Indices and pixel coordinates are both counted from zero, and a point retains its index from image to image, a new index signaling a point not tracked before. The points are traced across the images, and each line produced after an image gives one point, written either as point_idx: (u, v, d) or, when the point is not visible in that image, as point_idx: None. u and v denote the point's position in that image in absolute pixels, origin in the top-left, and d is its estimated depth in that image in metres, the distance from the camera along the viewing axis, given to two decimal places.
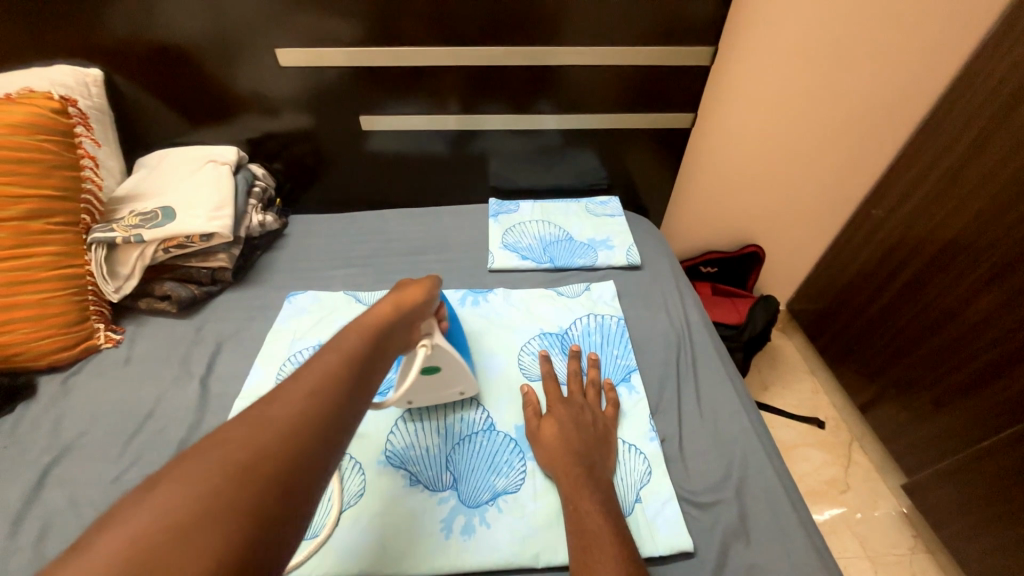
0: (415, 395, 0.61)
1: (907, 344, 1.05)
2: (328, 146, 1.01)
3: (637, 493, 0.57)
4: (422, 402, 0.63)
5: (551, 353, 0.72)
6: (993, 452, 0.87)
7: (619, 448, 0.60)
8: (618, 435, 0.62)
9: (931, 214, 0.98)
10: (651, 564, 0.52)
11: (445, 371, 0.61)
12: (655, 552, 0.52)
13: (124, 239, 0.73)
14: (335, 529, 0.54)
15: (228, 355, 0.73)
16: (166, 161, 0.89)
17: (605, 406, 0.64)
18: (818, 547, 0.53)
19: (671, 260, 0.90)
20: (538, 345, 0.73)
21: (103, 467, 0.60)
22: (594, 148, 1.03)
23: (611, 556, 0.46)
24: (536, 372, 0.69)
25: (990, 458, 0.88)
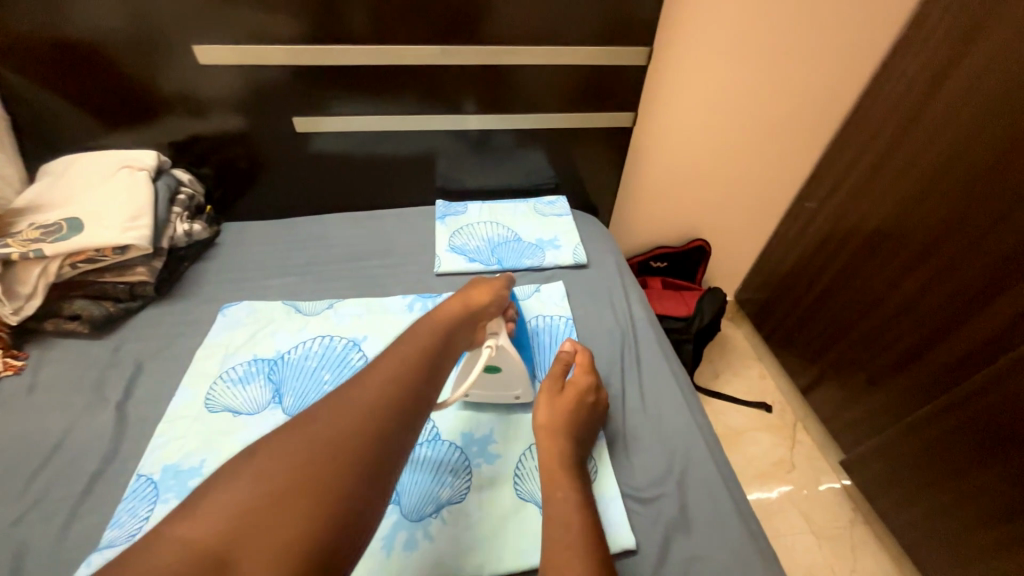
0: (475, 390, 0.63)
1: (841, 329, 1.12)
2: (263, 148, 0.95)
3: None
4: (478, 397, 0.64)
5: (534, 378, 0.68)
6: (919, 425, 0.94)
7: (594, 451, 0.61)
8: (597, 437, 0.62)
9: (857, 207, 1.04)
10: None
11: (506, 371, 0.63)
12: None
13: (22, 255, 0.66)
14: None
15: (150, 375, 0.67)
16: (75, 167, 0.81)
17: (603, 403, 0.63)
18: (754, 532, 0.55)
19: (617, 257, 0.91)
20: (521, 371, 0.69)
21: (3, 510, 0.53)
22: (542, 148, 1.03)
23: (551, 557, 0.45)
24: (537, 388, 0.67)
25: (916, 432, 0.95)
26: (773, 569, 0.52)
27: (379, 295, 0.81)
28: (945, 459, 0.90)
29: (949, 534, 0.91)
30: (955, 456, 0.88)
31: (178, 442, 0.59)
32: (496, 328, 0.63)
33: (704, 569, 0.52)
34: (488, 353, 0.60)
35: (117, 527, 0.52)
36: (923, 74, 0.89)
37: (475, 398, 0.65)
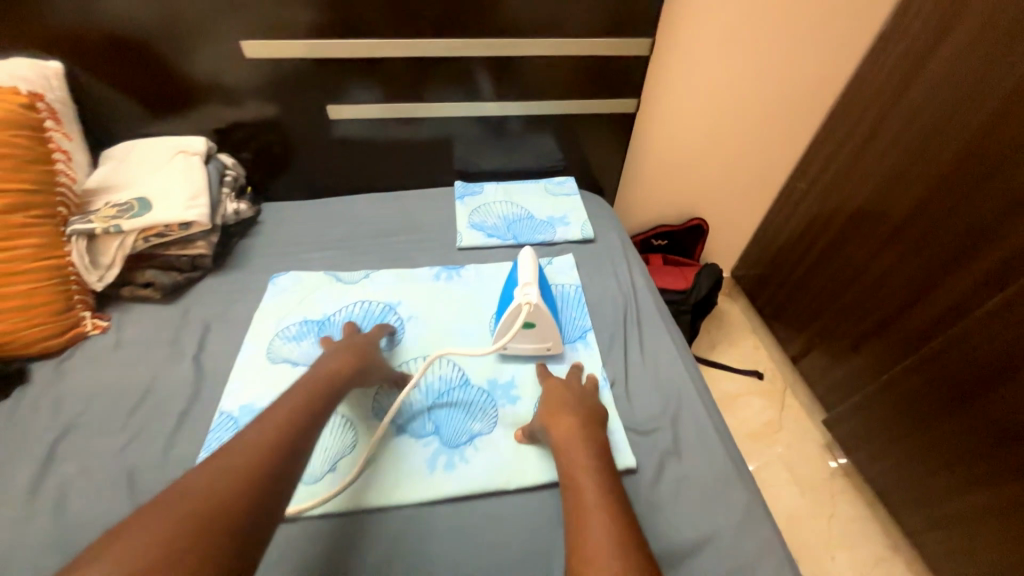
0: (512, 344, 0.74)
1: (827, 300, 1.21)
2: (295, 134, 1.04)
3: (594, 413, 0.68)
4: (518, 349, 0.74)
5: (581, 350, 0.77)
6: (893, 383, 1.04)
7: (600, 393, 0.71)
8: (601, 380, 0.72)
9: (843, 186, 1.13)
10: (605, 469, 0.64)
11: (541, 326, 0.73)
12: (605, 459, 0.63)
13: (104, 229, 0.76)
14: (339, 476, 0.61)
15: (218, 334, 0.78)
16: (134, 152, 0.90)
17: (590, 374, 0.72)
18: (734, 458, 0.66)
19: (620, 233, 1.01)
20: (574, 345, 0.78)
21: (110, 439, 0.63)
22: (551, 132, 1.12)
23: (569, 468, 0.56)
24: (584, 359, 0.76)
25: (889, 389, 1.05)
26: (748, 485, 0.63)
27: (409, 266, 0.91)
28: (913, 411, 1.01)
29: (915, 477, 1.03)
30: (923, 408, 0.99)
31: (250, 387, 0.69)
32: (529, 289, 0.72)
33: (692, 485, 0.63)
34: (527, 310, 0.70)
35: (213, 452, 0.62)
36: (903, 61, 0.97)
37: (512, 351, 0.75)
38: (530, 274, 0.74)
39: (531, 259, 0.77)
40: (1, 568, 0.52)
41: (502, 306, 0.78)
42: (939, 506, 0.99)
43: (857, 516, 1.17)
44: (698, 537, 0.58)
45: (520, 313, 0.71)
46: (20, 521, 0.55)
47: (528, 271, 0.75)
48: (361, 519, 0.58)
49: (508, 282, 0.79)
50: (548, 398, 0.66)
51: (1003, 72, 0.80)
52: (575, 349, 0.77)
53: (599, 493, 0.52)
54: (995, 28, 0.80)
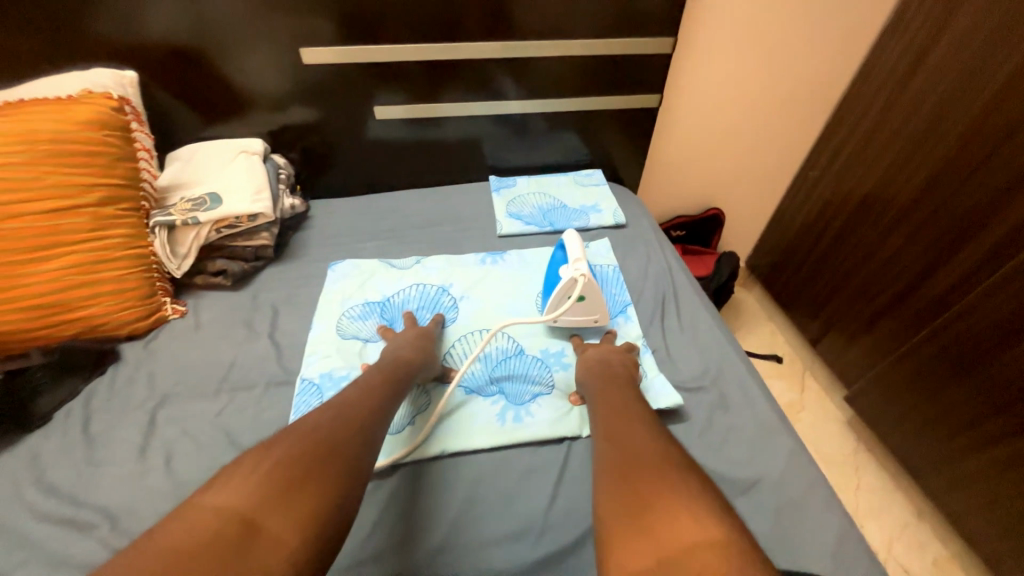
0: (562, 317, 0.79)
1: (842, 282, 1.27)
2: (338, 135, 1.11)
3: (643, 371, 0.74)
4: (567, 323, 0.80)
5: (621, 323, 0.83)
6: (910, 355, 1.10)
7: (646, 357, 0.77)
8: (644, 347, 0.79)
9: (853, 171, 1.20)
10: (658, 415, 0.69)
11: (591, 299, 0.78)
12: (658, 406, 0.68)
13: (183, 221, 0.83)
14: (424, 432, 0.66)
15: (287, 316, 0.84)
16: (199, 154, 0.97)
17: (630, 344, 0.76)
18: (776, 410, 0.71)
19: (649, 220, 1.07)
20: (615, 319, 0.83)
21: (205, 406, 0.69)
22: (576, 128, 1.19)
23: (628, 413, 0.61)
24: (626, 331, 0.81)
25: (908, 362, 1.10)
26: (790, 435, 0.68)
27: (455, 252, 0.97)
28: (931, 380, 1.06)
29: (938, 446, 1.07)
30: (939, 377, 1.04)
31: (326, 359, 0.75)
32: (581, 264, 0.78)
33: (739, 435, 0.68)
34: (583, 282, 0.76)
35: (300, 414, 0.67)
36: (907, 52, 1.04)
37: (561, 324, 0.80)
38: (578, 253, 0.80)
39: (577, 240, 0.83)
40: (123, 516, 0.58)
41: (549, 284, 0.83)
42: (960, 470, 1.03)
43: (881, 489, 1.21)
44: (749, 478, 0.64)
45: (575, 284, 0.76)
46: (134, 477, 0.61)
47: (576, 249, 0.81)
48: (439, 469, 0.63)
49: (554, 262, 0.85)
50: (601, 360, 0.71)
51: (1001, 57, 0.87)
52: (618, 323, 0.83)
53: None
54: (990, 18, 0.88)
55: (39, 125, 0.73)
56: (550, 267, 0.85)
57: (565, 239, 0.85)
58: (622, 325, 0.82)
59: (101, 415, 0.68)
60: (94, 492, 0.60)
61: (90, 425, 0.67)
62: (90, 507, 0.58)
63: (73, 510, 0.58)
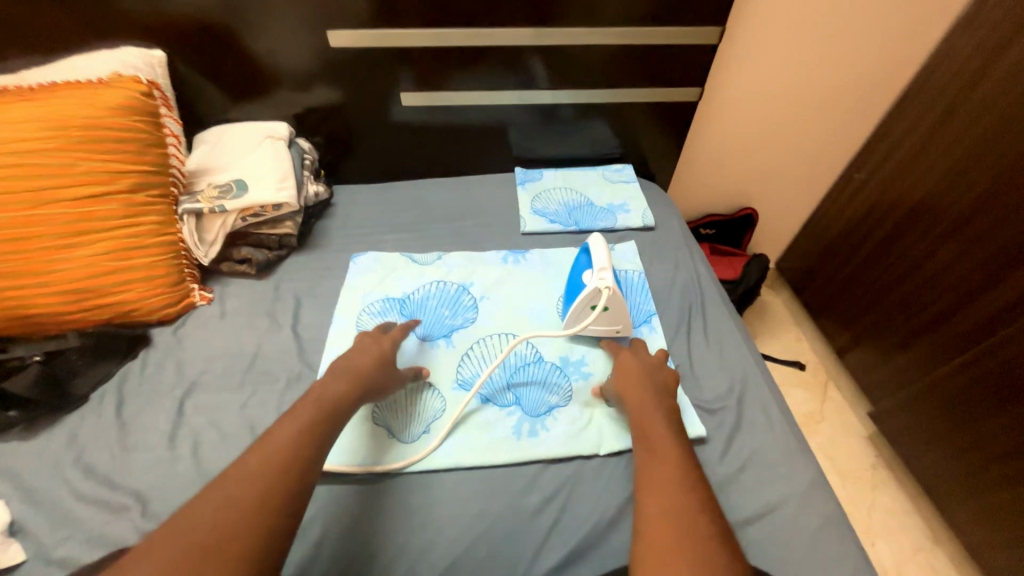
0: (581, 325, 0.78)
1: (879, 295, 1.21)
2: (360, 120, 1.09)
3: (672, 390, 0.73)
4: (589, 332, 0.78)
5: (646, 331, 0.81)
6: (945, 378, 1.05)
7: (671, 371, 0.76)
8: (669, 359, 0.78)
9: (904, 178, 1.12)
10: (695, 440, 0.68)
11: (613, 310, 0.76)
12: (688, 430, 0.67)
13: (210, 209, 0.83)
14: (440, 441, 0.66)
15: (309, 307, 0.85)
16: (226, 137, 0.97)
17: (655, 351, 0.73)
18: (799, 437, 0.69)
19: (680, 223, 1.03)
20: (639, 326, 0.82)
21: (230, 396, 0.71)
22: (607, 119, 1.13)
23: (648, 432, 0.60)
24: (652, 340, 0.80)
25: (940, 386, 1.06)
26: (811, 459, 0.67)
27: (476, 249, 0.96)
28: (967, 407, 1.01)
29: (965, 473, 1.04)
30: (972, 402, 1.00)
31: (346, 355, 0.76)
32: (606, 274, 0.76)
33: (759, 458, 0.66)
34: (608, 294, 0.74)
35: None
36: (979, 51, 0.95)
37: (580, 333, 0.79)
38: (603, 261, 0.77)
39: (603, 246, 0.80)
40: (154, 501, 0.61)
41: (572, 290, 0.81)
42: (984, 499, 1.01)
43: (897, 509, 1.20)
44: (767, 504, 0.62)
45: (601, 296, 0.75)
46: (164, 463, 0.64)
47: (602, 257, 0.78)
48: (454, 478, 0.63)
49: (578, 267, 0.82)
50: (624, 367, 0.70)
51: None
52: (640, 333, 0.81)
53: (678, 452, 0.56)
54: None
55: (70, 110, 0.74)
56: (573, 271, 0.83)
57: (589, 244, 0.82)
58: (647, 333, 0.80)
59: (133, 400, 0.71)
60: (128, 475, 0.63)
61: (124, 409, 0.70)
62: (123, 490, 0.61)
63: (109, 492, 0.61)
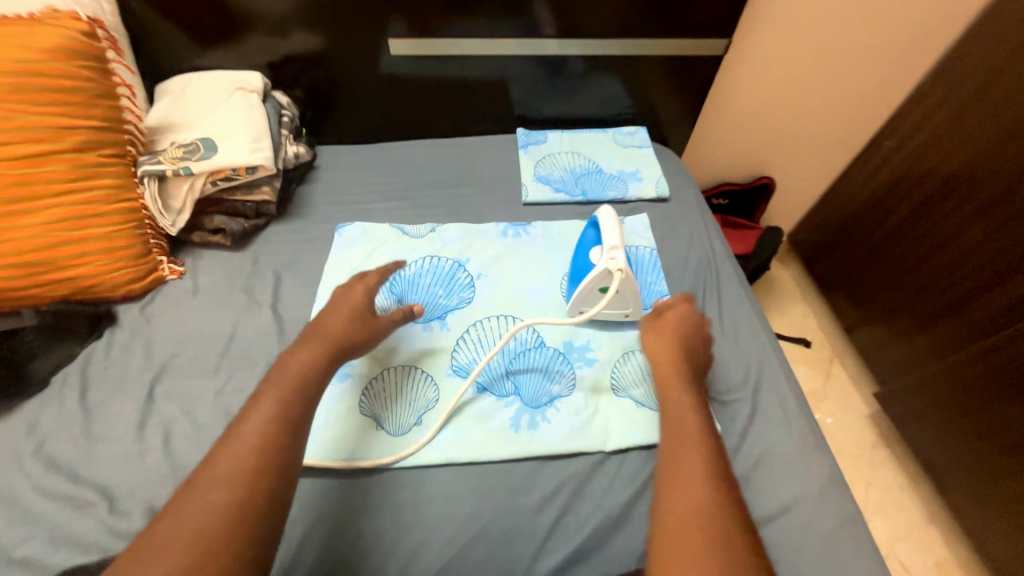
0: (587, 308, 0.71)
1: (901, 272, 1.14)
2: (343, 70, 0.96)
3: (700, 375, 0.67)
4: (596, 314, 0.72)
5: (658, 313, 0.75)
6: (963, 363, 1.00)
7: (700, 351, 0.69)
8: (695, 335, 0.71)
9: (938, 147, 1.02)
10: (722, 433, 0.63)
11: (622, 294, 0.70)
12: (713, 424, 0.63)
13: (175, 171, 0.74)
14: (432, 435, 0.61)
15: (290, 284, 0.77)
16: (191, 88, 0.86)
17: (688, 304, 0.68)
18: (817, 433, 0.64)
19: (695, 193, 0.94)
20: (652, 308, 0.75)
21: (204, 383, 0.65)
22: (618, 75, 1.02)
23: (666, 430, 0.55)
24: None
25: (956, 371, 1.02)
26: (831, 456, 0.61)
27: (473, 220, 0.88)
28: (979, 391, 0.98)
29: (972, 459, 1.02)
30: (991, 386, 0.95)
31: None
32: (617, 254, 0.69)
33: (773, 453, 0.61)
34: (619, 277, 0.67)
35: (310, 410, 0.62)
36: None
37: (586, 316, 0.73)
38: (615, 239, 0.70)
39: (614, 220, 0.73)
40: (123, 498, 0.56)
41: (577, 268, 0.74)
42: (990, 481, 0.99)
43: (894, 487, 1.18)
44: (782, 503, 0.57)
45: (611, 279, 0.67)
46: (133, 456, 0.59)
47: (614, 233, 0.71)
48: (446, 474, 0.59)
49: (585, 242, 0.75)
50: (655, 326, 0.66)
51: None
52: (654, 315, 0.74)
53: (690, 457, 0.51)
54: None
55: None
56: (579, 247, 0.75)
57: (599, 217, 0.75)
58: None
59: (98, 385, 0.65)
60: (94, 468, 0.58)
61: (88, 395, 0.64)
62: (90, 484, 0.57)
63: (73, 486, 0.56)
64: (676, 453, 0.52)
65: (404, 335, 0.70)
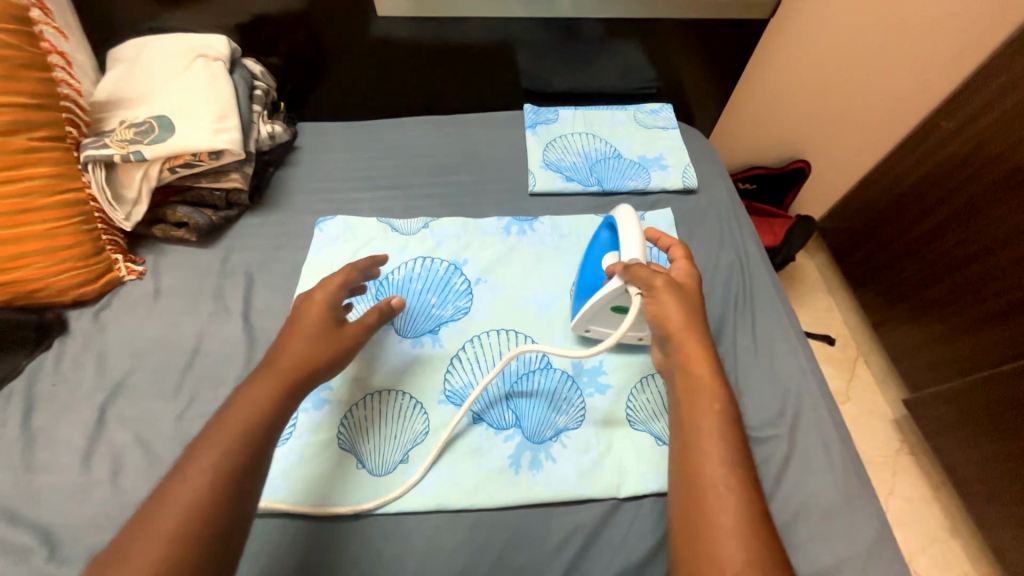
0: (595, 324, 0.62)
1: (947, 270, 0.95)
2: (327, 33, 0.83)
3: None
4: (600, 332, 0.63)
5: None
6: (1002, 380, 0.85)
7: None
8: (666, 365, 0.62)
9: (1011, 130, 0.80)
10: None
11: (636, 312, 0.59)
12: None
13: (123, 157, 0.64)
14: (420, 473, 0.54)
15: (262, 287, 0.68)
16: (145, 54, 0.74)
17: (676, 260, 0.57)
18: (862, 478, 0.56)
19: (727, 184, 0.82)
20: None
21: (164, 405, 0.58)
22: (642, 43, 0.89)
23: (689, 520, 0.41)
24: None
25: (991, 387, 0.87)
26: (877, 503, 0.55)
27: (473, 214, 0.77)
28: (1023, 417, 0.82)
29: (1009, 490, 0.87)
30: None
31: None
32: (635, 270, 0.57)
33: (812, 506, 0.54)
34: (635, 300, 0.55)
35: (282, 444, 0.55)
36: None
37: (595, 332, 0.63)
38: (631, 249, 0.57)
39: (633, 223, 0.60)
40: (67, 542, 0.49)
41: (589, 278, 0.63)
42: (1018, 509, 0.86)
43: (918, 497, 1.05)
44: (820, 566, 0.51)
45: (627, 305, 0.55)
46: (79, 492, 0.52)
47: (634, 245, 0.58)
48: (438, 520, 0.52)
49: (598, 246, 0.64)
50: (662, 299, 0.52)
51: None
52: None
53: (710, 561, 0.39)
54: None
55: None
56: (593, 250, 0.65)
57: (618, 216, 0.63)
58: None
59: (44, 407, 0.57)
60: (36, 504, 0.51)
61: (32, 418, 0.57)
62: (29, 524, 0.50)
63: (9, 527, 0.49)
64: (703, 552, 0.39)
65: (390, 353, 0.61)
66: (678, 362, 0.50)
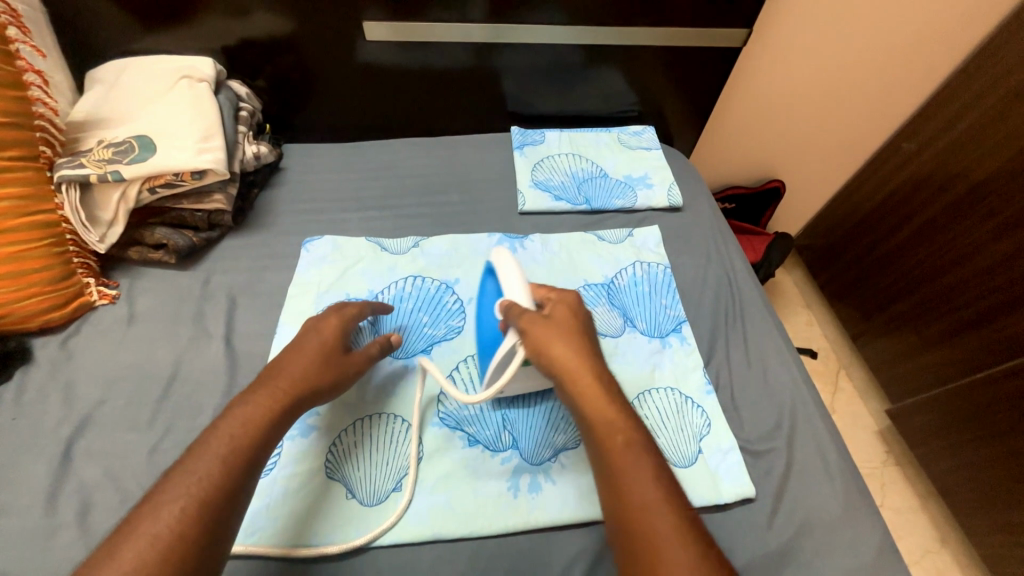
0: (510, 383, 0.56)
1: (917, 282, 0.99)
2: (315, 58, 0.84)
3: (698, 444, 0.58)
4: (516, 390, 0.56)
5: (666, 339, 0.66)
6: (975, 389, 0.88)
7: (685, 405, 0.60)
8: (657, 382, 0.62)
9: (968, 150, 0.86)
10: (715, 510, 0.54)
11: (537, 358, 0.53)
12: (720, 500, 0.54)
13: (100, 177, 0.62)
14: (413, 499, 0.51)
15: (246, 310, 0.66)
16: (126, 74, 0.73)
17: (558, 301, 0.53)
18: (863, 489, 0.56)
19: (711, 202, 0.85)
20: (654, 337, 0.66)
21: (136, 438, 0.54)
22: (623, 69, 0.92)
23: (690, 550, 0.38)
24: (658, 331, 0.67)
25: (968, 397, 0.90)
26: (877, 512, 0.55)
27: (464, 233, 0.77)
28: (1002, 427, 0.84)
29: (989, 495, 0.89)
30: (1007, 417, 0.83)
31: None
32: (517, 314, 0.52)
33: (815, 519, 0.54)
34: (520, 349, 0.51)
35: (266, 476, 0.51)
36: None
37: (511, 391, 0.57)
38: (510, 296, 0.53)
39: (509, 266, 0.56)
40: None
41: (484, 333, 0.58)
42: (1001, 516, 0.87)
43: (907, 508, 1.06)
44: None
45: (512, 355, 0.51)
46: (37, 538, 0.47)
47: (513, 285, 0.54)
48: (436, 550, 0.49)
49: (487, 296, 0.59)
50: (542, 336, 0.49)
51: None
52: (669, 345, 0.65)
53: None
54: None
55: None
56: (481, 304, 0.59)
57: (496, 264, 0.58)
58: (667, 341, 0.66)
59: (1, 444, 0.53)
60: None
61: None
62: None
63: None
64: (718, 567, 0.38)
65: (381, 375, 0.59)
66: (595, 403, 0.46)
